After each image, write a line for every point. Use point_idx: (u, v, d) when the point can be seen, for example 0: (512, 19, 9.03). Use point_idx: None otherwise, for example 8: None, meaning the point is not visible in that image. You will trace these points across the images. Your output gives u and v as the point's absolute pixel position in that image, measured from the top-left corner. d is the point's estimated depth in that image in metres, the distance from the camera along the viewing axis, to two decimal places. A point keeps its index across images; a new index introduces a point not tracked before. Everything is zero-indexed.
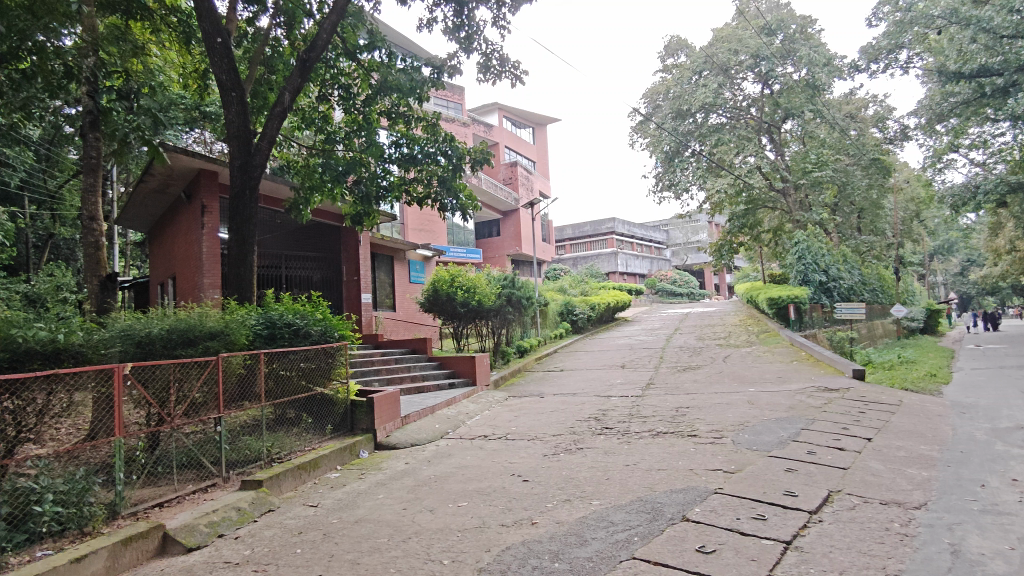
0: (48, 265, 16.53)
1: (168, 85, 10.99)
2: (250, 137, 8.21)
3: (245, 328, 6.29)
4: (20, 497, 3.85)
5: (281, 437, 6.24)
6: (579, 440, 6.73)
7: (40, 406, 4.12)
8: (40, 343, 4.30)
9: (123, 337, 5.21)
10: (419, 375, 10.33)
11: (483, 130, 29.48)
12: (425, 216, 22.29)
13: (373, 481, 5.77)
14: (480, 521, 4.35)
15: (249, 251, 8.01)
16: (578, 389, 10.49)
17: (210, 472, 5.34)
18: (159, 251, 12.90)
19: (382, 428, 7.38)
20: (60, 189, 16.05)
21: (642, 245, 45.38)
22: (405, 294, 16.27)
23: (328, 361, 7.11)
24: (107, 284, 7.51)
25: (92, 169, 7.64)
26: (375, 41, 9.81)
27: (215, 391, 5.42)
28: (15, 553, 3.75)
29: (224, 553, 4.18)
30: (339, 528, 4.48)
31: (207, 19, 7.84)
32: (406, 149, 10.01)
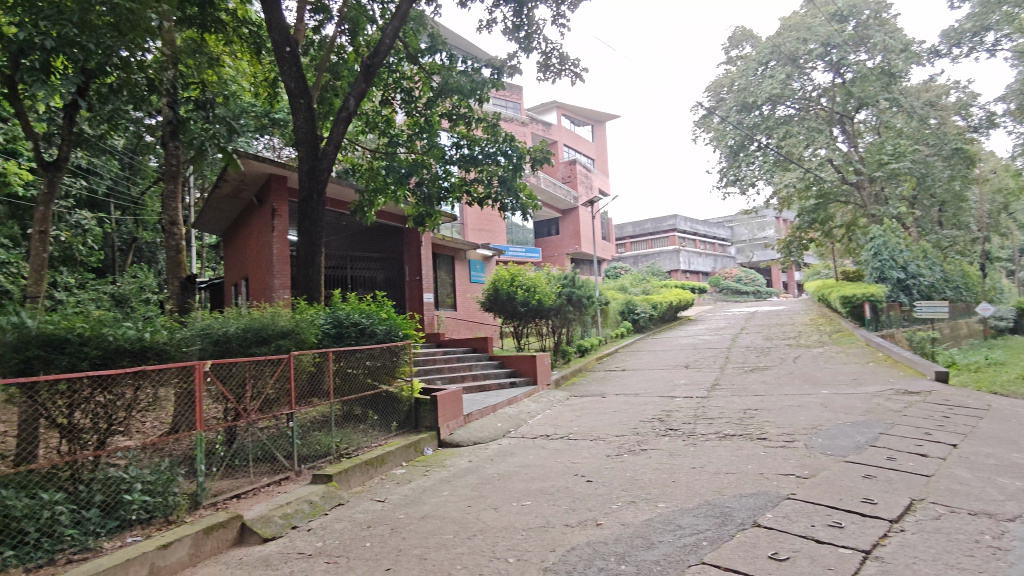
0: (134, 266, 17.63)
1: (241, 93, 11.46)
2: (317, 142, 8.46)
3: (314, 328, 6.50)
4: (112, 486, 4.16)
5: (349, 433, 6.43)
6: (643, 441, 6.65)
7: (128, 400, 4.38)
8: (128, 341, 4.56)
9: (203, 335, 5.48)
10: (481, 374, 10.46)
11: (542, 129, 29.54)
12: (485, 216, 22.47)
13: (438, 478, 5.85)
14: (545, 521, 4.35)
15: (316, 254, 8.24)
16: (641, 389, 10.36)
17: (283, 466, 5.57)
18: (234, 252, 13.52)
19: (445, 426, 7.49)
20: (143, 196, 17.02)
21: (706, 243, 44.33)
22: (466, 293, 16.47)
23: (393, 360, 7.26)
24: (187, 285, 7.92)
25: (173, 176, 8.02)
26: (436, 44, 10.05)
27: (286, 388, 5.63)
28: (108, 539, 4.04)
29: (298, 544, 4.33)
30: (406, 524, 4.58)
31: (277, 29, 8.13)
32: (467, 150, 10.17)
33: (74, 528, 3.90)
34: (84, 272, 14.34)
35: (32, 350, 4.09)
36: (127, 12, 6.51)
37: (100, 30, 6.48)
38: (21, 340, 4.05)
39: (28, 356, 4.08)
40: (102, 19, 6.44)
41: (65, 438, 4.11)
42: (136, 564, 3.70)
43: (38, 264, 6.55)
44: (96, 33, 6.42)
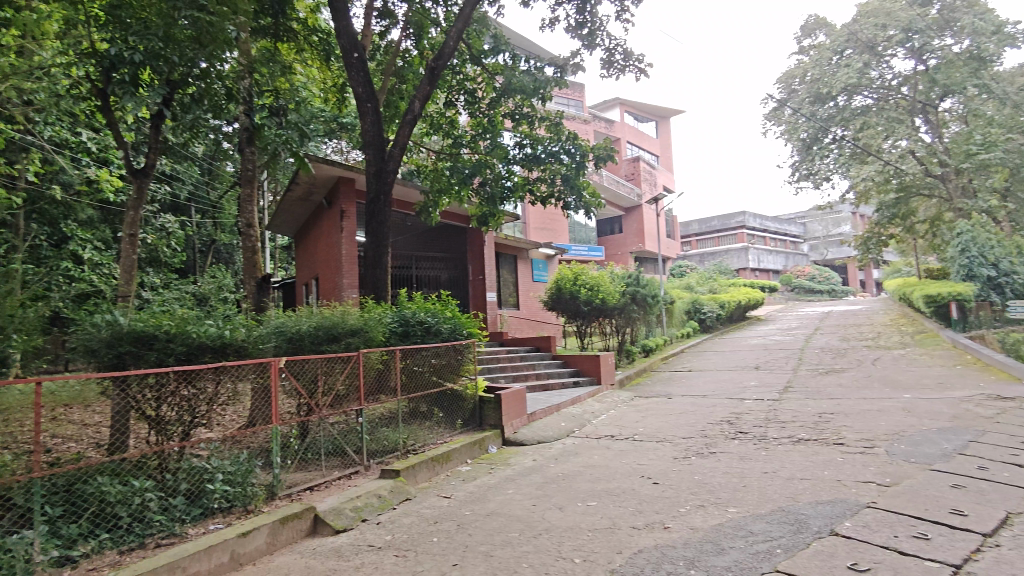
0: (214, 267, 18.54)
1: (312, 99, 11.87)
2: (383, 144, 8.63)
3: (382, 326, 6.66)
4: (195, 475, 4.40)
5: (415, 429, 6.57)
6: (712, 444, 6.49)
7: (209, 395, 4.60)
8: (210, 338, 4.77)
9: (277, 333, 5.73)
10: (544, 373, 10.47)
11: (605, 127, 29.28)
12: (548, 215, 22.48)
13: (503, 476, 5.89)
14: (612, 522, 4.31)
15: (383, 254, 8.42)
16: (709, 391, 10.11)
17: (353, 460, 5.73)
18: (305, 253, 14.03)
19: (510, 424, 7.54)
20: (221, 200, 17.89)
21: (777, 240, 42.81)
22: (529, 293, 16.52)
23: (458, 358, 7.36)
24: (263, 285, 8.29)
25: (249, 180, 8.40)
26: (499, 45, 10.12)
27: (356, 384, 5.79)
28: (193, 525, 4.25)
29: (368, 536, 4.45)
30: (472, 520, 4.63)
31: (345, 36, 8.37)
32: (530, 149, 10.20)
33: (162, 514, 4.12)
34: (169, 272, 15.20)
35: (123, 346, 4.40)
36: (207, 26, 6.77)
37: (182, 43, 6.85)
38: (115, 336, 4.38)
39: (121, 352, 4.41)
40: (184, 32, 6.79)
41: (153, 429, 4.39)
42: (219, 550, 3.89)
43: (128, 265, 6.95)
44: (179, 46, 6.78)
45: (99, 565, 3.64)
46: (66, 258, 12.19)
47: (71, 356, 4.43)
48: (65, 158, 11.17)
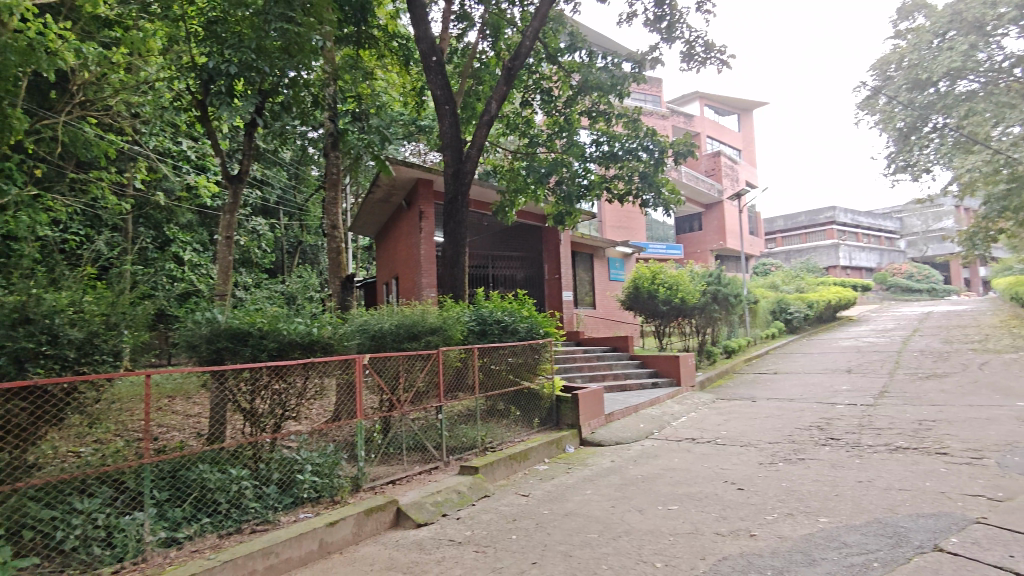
0: (300, 267, 19.44)
1: (392, 103, 12.22)
2: (461, 145, 8.73)
3: (461, 324, 6.78)
4: (286, 465, 4.62)
5: (493, 427, 6.64)
6: (800, 450, 6.22)
7: (298, 390, 4.82)
8: (299, 335, 5.00)
9: (361, 331, 5.93)
10: (622, 373, 10.35)
11: (683, 122, 28.61)
12: (625, 212, 22.19)
13: (581, 477, 5.86)
14: (694, 527, 4.20)
15: (461, 254, 8.51)
16: (797, 395, 9.68)
17: (433, 456, 5.85)
18: (385, 253, 14.44)
19: (587, 424, 7.50)
20: (307, 203, 18.69)
21: (870, 236, 40.51)
22: (606, 292, 16.38)
23: (535, 357, 7.37)
24: (346, 284, 8.60)
25: (334, 183, 8.72)
26: (575, 42, 10.06)
27: (435, 381, 5.91)
28: (285, 513, 4.47)
29: (448, 531, 4.53)
30: (551, 519, 4.62)
31: (424, 40, 8.57)
32: (607, 147, 10.10)
33: (257, 501, 4.35)
34: (259, 272, 16.06)
35: (222, 342, 4.68)
36: (295, 36, 7.07)
37: (273, 55, 7.13)
38: (213, 333, 4.67)
39: (219, 347, 4.69)
40: (274, 44, 7.05)
41: (248, 421, 4.64)
42: (309, 538, 4.06)
43: (224, 266, 7.38)
44: (270, 58, 7.07)
45: (202, 547, 3.89)
46: (170, 259, 13.08)
47: (176, 351, 4.75)
48: (168, 166, 11.98)
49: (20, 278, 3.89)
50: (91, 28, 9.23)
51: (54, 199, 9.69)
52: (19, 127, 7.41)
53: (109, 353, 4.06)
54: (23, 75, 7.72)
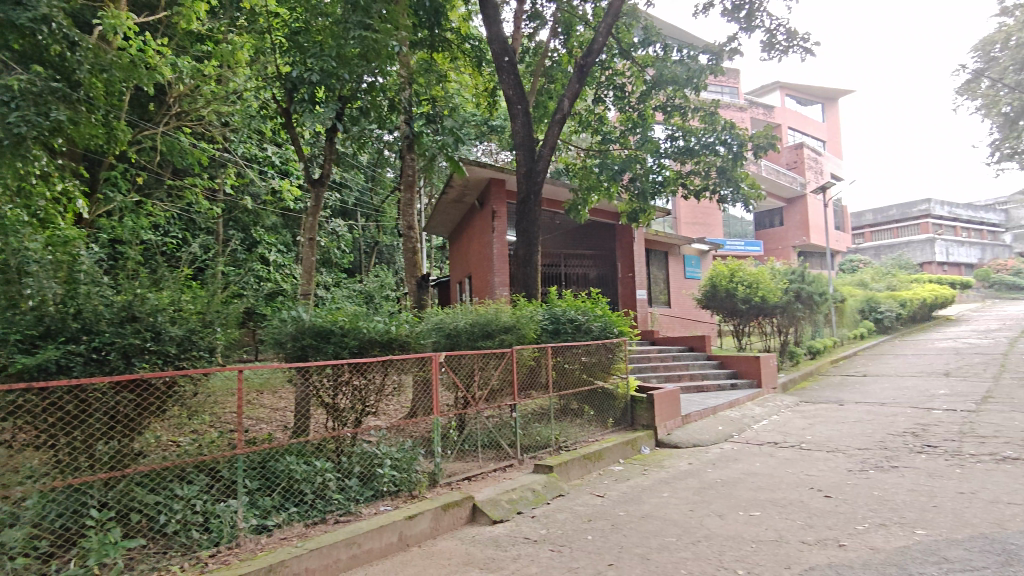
0: (377, 267, 20.03)
1: (465, 105, 12.41)
2: (534, 144, 8.73)
3: (534, 323, 6.80)
4: (367, 459, 4.78)
5: (566, 426, 6.63)
6: (894, 457, 5.88)
7: (377, 386, 4.96)
8: (378, 333, 5.16)
9: (436, 330, 6.10)
10: (699, 374, 10.09)
11: (763, 114, 27.57)
12: (701, 209, 21.63)
13: (657, 479, 5.76)
14: (777, 534, 4.05)
15: (533, 253, 8.52)
16: (889, 399, 9.15)
17: (507, 453, 5.88)
18: (459, 252, 14.65)
19: (663, 425, 7.37)
20: (383, 204, 19.25)
21: (970, 230, 37.78)
22: (681, 290, 16.02)
23: (609, 356, 7.28)
24: (422, 283, 8.81)
25: (409, 185, 8.93)
26: (649, 36, 9.88)
27: (509, 379, 5.95)
28: (366, 505, 4.61)
29: (524, 529, 4.56)
30: (626, 521, 4.57)
31: (496, 41, 8.65)
32: (682, 142, 9.90)
33: (340, 493, 4.52)
34: (339, 271, 16.67)
35: (306, 339, 4.89)
36: (373, 43, 7.11)
37: (352, 61, 7.26)
38: (298, 331, 4.89)
39: (304, 344, 4.89)
40: (353, 51, 7.18)
41: (331, 416, 4.82)
42: (389, 530, 4.18)
43: (307, 267, 7.68)
44: (350, 65, 7.27)
45: (290, 534, 4.07)
46: (257, 260, 13.75)
47: (264, 348, 4.99)
48: (254, 172, 12.61)
49: (126, 279, 4.17)
50: (185, 44, 9.87)
51: (153, 204, 10.39)
52: (124, 137, 8.00)
53: (205, 350, 4.31)
54: (127, 90, 8.33)
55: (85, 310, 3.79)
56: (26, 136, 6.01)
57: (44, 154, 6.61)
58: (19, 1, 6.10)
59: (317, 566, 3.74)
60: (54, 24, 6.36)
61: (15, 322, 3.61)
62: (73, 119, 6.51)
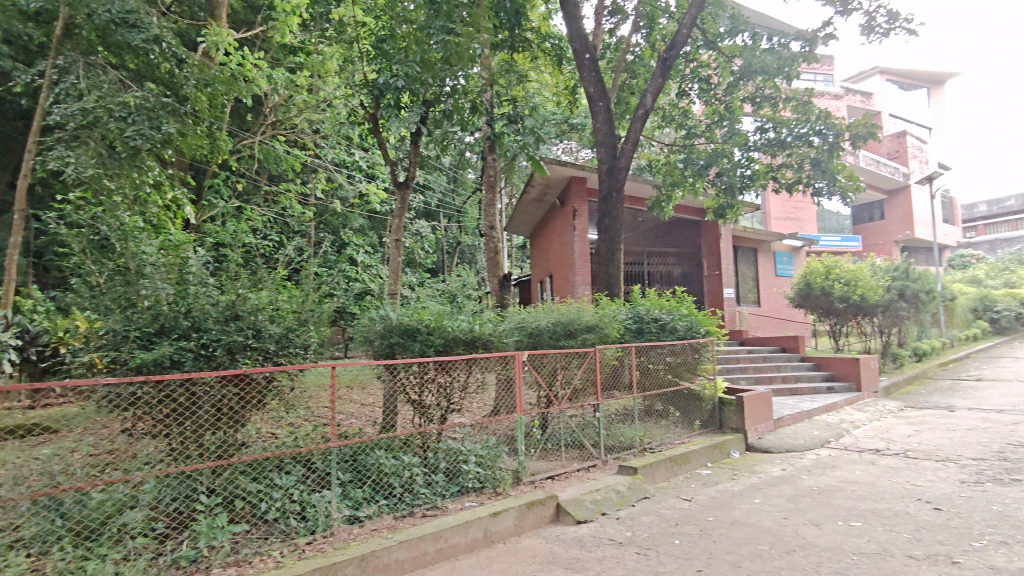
0: (459, 266, 20.38)
1: (546, 103, 12.44)
2: (616, 141, 8.61)
3: (617, 322, 6.71)
4: (451, 456, 4.89)
5: (651, 428, 6.51)
6: (1015, 470, 5.40)
7: (461, 384, 5.04)
8: (462, 332, 5.24)
9: (519, 328, 6.16)
10: (792, 376, 9.65)
11: (861, 101, 26.01)
12: (793, 203, 20.69)
13: (747, 484, 5.56)
14: (881, 547, 3.81)
15: (616, 250, 8.39)
16: (1008, 406, 8.41)
17: (590, 453, 5.83)
18: (540, 251, 14.66)
19: (754, 429, 7.11)
20: (464, 205, 19.60)
21: None
22: (772, 288, 15.40)
23: (696, 357, 7.07)
24: (504, 282, 8.89)
25: (491, 185, 9.03)
26: (738, 25, 9.55)
27: (592, 378, 5.90)
28: (452, 500, 4.69)
29: (608, 530, 4.50)
30: (716, 527, 4.44)
31: (577, 38, 8.60)
32: (772, 133, 9.51)
33: (427, 488, 4.63)
34: (423, 271, 17.10)
35: (394, 337, 5.05)
36: (455, 47, 7.21)
37: (436, 65, 7.42)
38: (387, 329, 5.06)
39: (391, 342, 5.05)
40: (436, 56, 7.34)
41: (418, 413, 4.96)
42: (474, 525, 4.24)
43: (394, 266, 7.90)
44: (434, 69, 7.44)
45: (380, 526, 4.20)
46: (346, 261, 14.30)
47: (356, 345, 5.21)
48: (343, 176, 13.13)
49: (229, 280, 4.45)
50: (279, 56, 10.41)
51: (251, 209, 11.02)
52: (225, 146, 8.53)
53: (301, 347, 4.49)
54: (228, 102, 8.88)
55: (194, 309, 4.09)
56: (140, 148, 6.61)
57: (156, 165, 7.13)
58: (134, 24, 6.69)
59: (406, 558, 3.85)
60: (164, 43, 6.91)
61: (134, 321, 3.94)
62: (181, 131, 7.01)
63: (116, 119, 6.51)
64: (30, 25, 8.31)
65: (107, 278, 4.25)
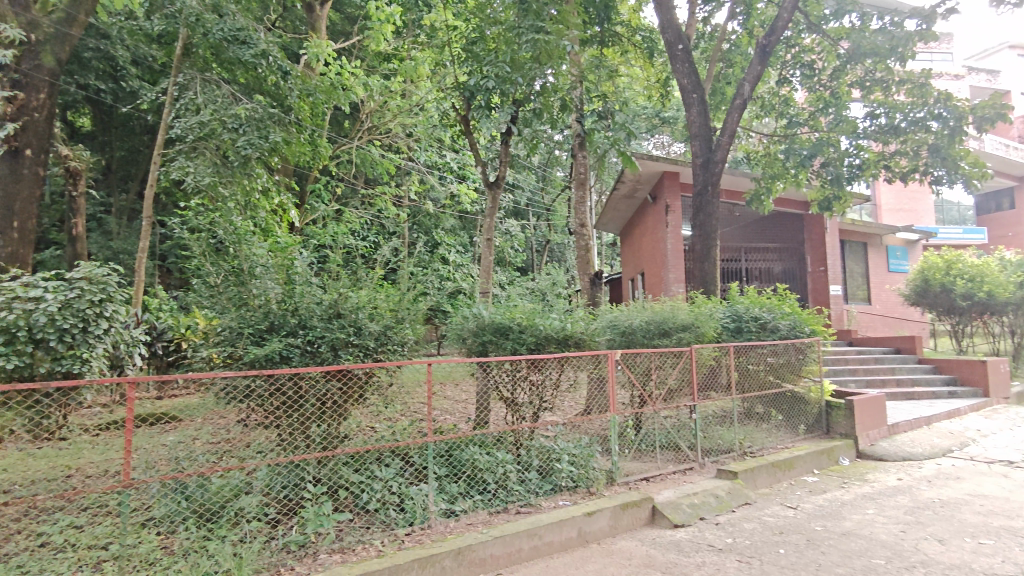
0: (549, 265, 20.42)
1: (636, 97, 12.21)
2: (711, 133, 8.32)
3: (714, 321, 6.49)
4: (545, 454, 4.89)
5: (752, 431, 6.24)
6: None
7: (554, 382, 5.02)
8: (555, 331, 5.19)
9: (612, 327, 6.11)
10: (908, 380, 8.98)
11: (986, 80, 23.82)
12: (908, 193, 19.25)
13: (859, 493, 5.22)
14: (1017, 569, 3.48)
15: (712, 246, 8.09)
16: None
17: (687, 456, 5.66)
18: (630, 248, 14.41)
19: (865, 435, 6.67)
20: (554, 203, 19.63)
21: None
22: (883, 285, 14.40)
23: (800, 358, 6.68)
24: (595, 280, 8.79)
25: (581, 182, 8.94)
26: (844, 6, 8.90)
27: (688, 378, 5.72)
28: (546, 498, 4.70)
29: (708, 536, 4.36)
30: (825, 537, 4.19)
31: (669, 29, 8.40)
32: (885, 119, 8.90)
33: (521, 485, 4.67)
34: (513, 270, 17.27)
35: (486, 335, 5.13)
36: (545, 45, 7.27)
37: (525, 65, 7.46)
38: (480, 327, 5.15)
39: (484, 340, 5.14)
40: (525, 55, 7.40)
41: (511, 410, 5.00)
42: (569, 524, 4.23)
43: (485, 265, 8.01)
44: (523, 69, 7.48)
45: (475, 520, 4.27)
46: (438, 260, 14.65)
47: (452, 343, 5.33)
48: (435, 177, 13.46)
49: (331, 280, 4.65)
50: (375, 63, 10.82)
51: (349, 212, 11.51)
52: (325, 152, 8.91)
53: (399, 343, 4.60)
54: (329, 110, 9.31)
55: (301, 308, 4.32)
56: (251, 157, 7.04)
57: (265, 172, 7.57)
58: (244, 40, 7.14)
59: (501, 553, 3.89)
60: (270, 57, 7.34)
61: (247, 319, 4.23)
62: (286, 139, 7.44)
63: (229, 130, 7.01)
64: (155, 48, 9.07)
65: (223, 279, 4.60)
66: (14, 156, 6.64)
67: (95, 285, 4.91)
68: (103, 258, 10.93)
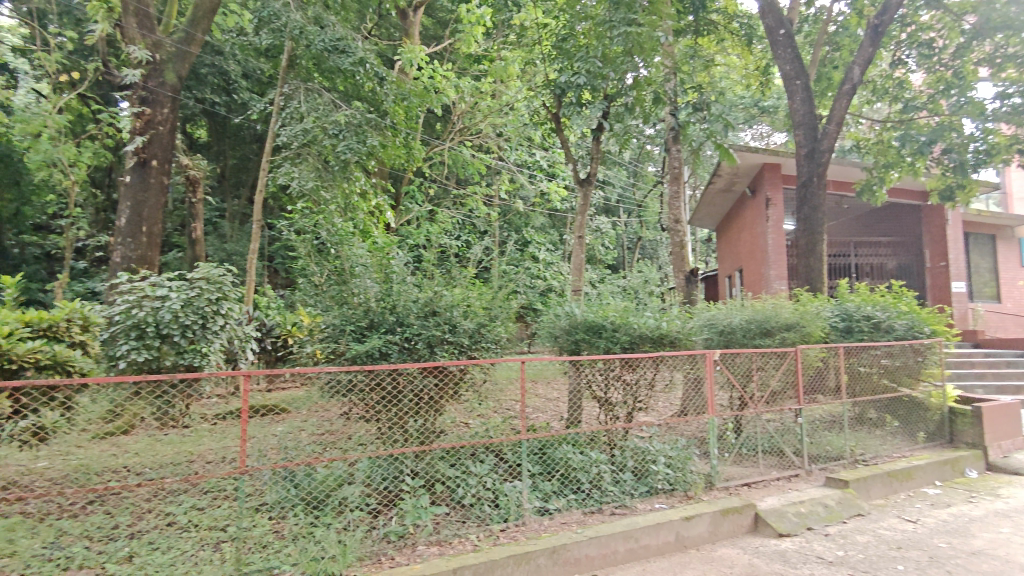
0: (641, 263, 20.03)
1: (733, 87, 11.72)
2: (816, 121, 7.86)
3: (821, 320, 6.13)
4: (640, 455, 4.78)
5: (864, 437, 5.89)
6: None
7: (649, 381, 4.90)
8: (649, 329, 5.07)
9: (709, 326, 5.91)
10: None
11: None
12: None
13: (990, 509, 4.77)
14: None
15: (818, 242, 7.64)
16: None
17: (793, 462, 5.38)
18: (727, 244, 13.88)
19: (995, 446, 6.10)
20: (645, 199, 19.26)
21: None
22: (1015, 282, 13.10)
23: (920, 360, 6.19)
24: (690, 278, 8.52)
25: (675, 177, 8.65)
26: None
27: (793, 380, 5.42)
28: (642, 500, 4.62)
29: (816, 547, 4.13)
30: (950, 555, 3.86)
31: (770, 14, 8.02)
32: (1018, 98, 8.13)
33: (615, 486, 4.61)
34: (604, 268, 17.08)
35: (580, 334, 5.09)
36: (637, 37, 7.10)
37: (616, 59, 7.32)
38: (572, 325, 5.13)
39: (577, 338, 5.11)
40: (617, 49, 7.26)
41: (604, 409, 4.92)
42: (666, 527, 4.12)
43: (577, 262, 7.95)
44: (615, 63, 7.35)
45: (569, 519, 4.25)
46: (528, 259, 14.72)
47: (545, 341, 5.32)
48: (525, 175, 13.54)
49: (427, 279, 4.77)
50: (466, 65, 11.01)
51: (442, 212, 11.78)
52: (420, 154, 9.15)
53: (493, 341, 4.65)
54: (423, 113, 9.55)
55: (399, 305, 4.45)
56: (349, 161, 7.34)
57: (364, 176, 7.87)
58: (343, 49, 7.46)
59: (597, 553, 3.85)
60: (367, 64, 7.63)
61: (350, 317, 4.42)
62: (382, 143, 7.71)
63: (330, 136, 7.34)
64: (262, 60, 9.64)
65: (327, 278, 4.82)
66: (143, 167, 7.25)
67: (212, 284, 5.25)
68: (218, 259, 11.77)
